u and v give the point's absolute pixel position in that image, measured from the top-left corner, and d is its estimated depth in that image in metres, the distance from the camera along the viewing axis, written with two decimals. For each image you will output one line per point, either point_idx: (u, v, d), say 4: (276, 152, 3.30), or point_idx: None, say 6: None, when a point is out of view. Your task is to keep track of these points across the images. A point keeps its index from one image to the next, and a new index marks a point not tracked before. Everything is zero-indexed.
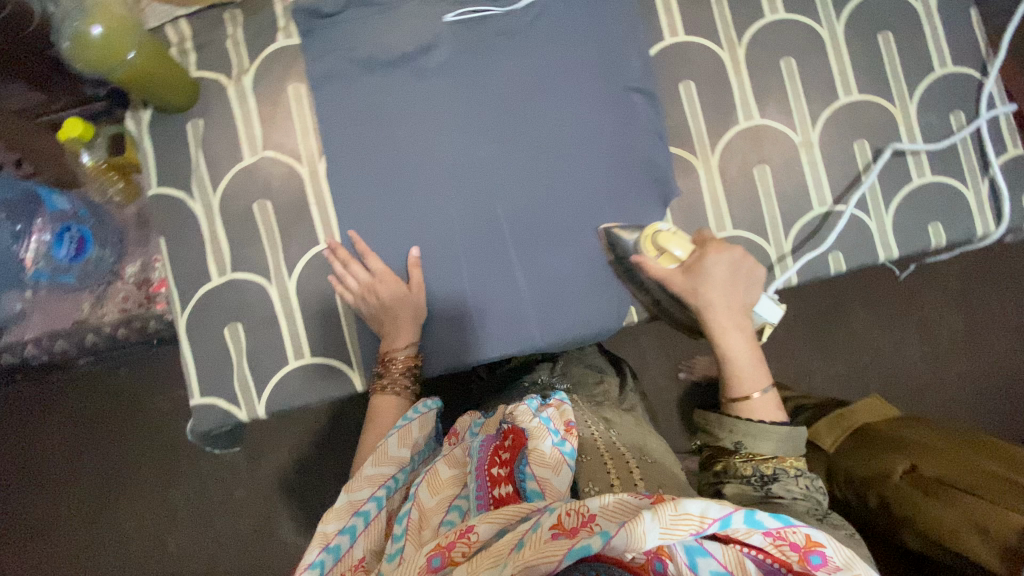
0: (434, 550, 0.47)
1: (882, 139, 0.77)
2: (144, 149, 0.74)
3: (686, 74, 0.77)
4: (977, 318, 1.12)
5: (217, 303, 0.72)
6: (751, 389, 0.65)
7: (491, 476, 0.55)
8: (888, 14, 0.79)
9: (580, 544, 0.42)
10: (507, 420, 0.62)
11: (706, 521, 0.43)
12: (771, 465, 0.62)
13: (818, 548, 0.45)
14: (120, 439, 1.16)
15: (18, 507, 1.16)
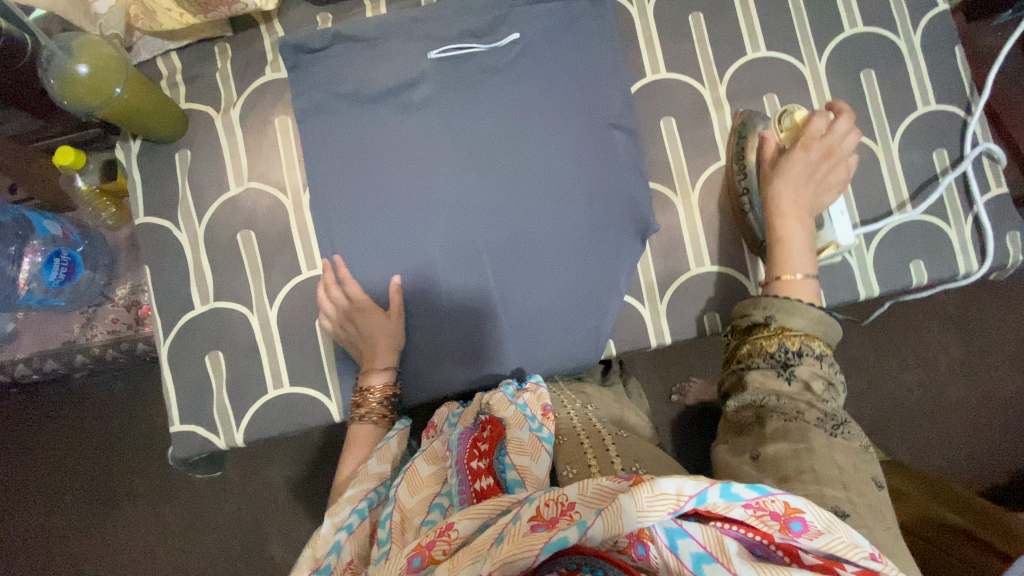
0: (414, 550, 0.46)
1: (862, 176, 0.78)
2: (132, 178, 0.75)
3: (667, 111, 0.78)
4: (969, 349, 1.11)
5: (199, 331, 0.73)
6: (796, 270, 0.64)
7: (472, 470, 0.55)
8: (869, 54, 0.79)
9: (557, 537, 0.40)
10: (485, 411, 0.65)
11: (683, 499, 0.40)
12: (799, 341, 0.59)
13: (798, 514, 0.40)
14: (109, 454, 1.17)
15: (8, 520, 1.18)
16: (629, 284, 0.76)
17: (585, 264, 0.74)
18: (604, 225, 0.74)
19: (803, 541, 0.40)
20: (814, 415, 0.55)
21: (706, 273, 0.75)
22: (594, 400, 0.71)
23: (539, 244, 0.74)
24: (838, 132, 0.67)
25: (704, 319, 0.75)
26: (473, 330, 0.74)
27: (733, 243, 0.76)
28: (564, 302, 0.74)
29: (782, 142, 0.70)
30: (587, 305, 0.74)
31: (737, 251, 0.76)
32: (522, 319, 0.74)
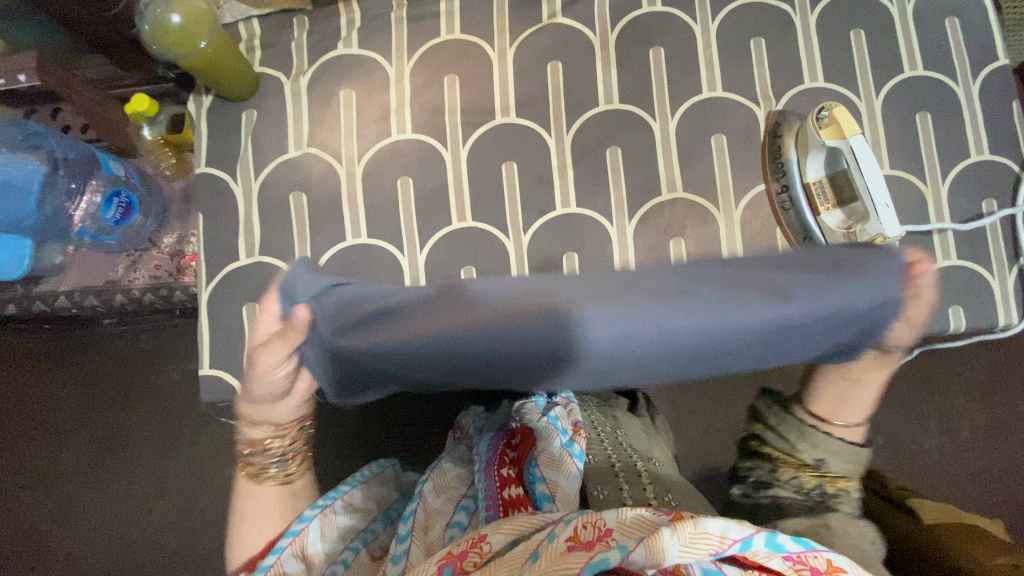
0: (445, 559, 0.47)
1: (909, 216, 0.77)
2: (199, 130, 0.79)
3: (719, 128, 0.78)
4: (996, 412, 1.08)
5: (241, 282, 0.76)
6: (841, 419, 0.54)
7: (501, 476, 0.60)
8: (926, 97, 0.80)
9: (597, 557, 0.40)
10: (518, 417, 0.72)
11: (726, 542, 0.41)
12: (836, 484, 0.55)
13: (837, 574, 0.41)
14: (127, 399, 1.20)
15: (21, 449, 1.21)
16: None
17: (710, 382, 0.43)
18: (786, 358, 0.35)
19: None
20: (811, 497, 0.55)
21: None
22: (624, 425, 0.75)
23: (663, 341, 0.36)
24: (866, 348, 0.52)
25: None
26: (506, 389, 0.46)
27: None
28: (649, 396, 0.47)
29: (812, 150, 0.73)
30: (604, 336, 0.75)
31: None
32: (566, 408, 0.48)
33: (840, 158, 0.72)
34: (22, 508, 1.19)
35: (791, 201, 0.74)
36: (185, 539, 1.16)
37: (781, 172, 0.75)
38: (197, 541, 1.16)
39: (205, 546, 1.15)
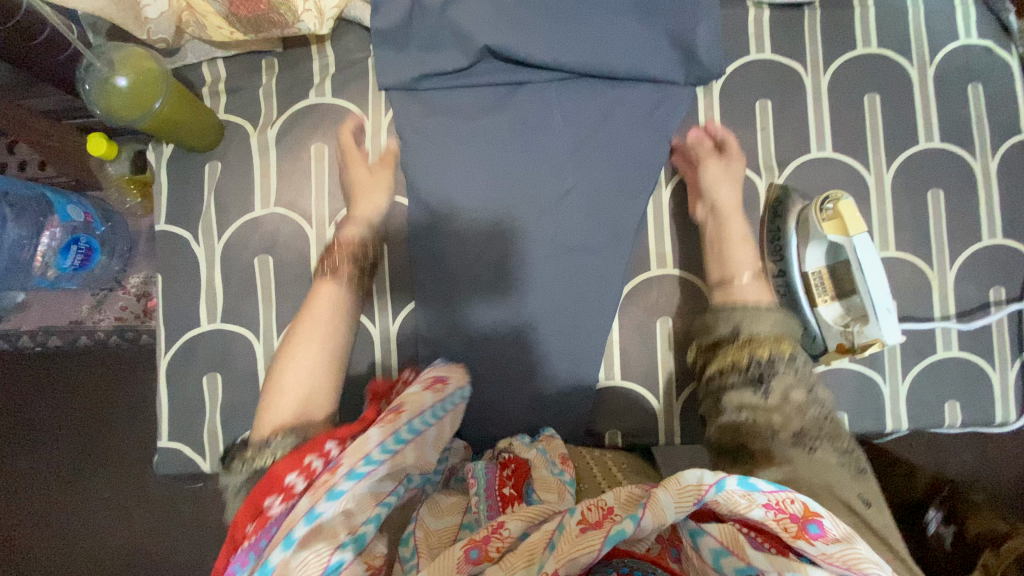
0: (469, 542, 0.45)
1: (912, 302, 0.73)
2: (159, 182, 0.73)
3: (716, 200, 0.73)
4: None
5: (201, 349, 0.71)
6: (741, 271, 0.67)
7: (503, 496, 0.54)
8: (937, 173, 0.74)
9: (614, 529, 0.41)
10: (507, 452, 0.62)
11: (705, 487, 0.43)
12: (768, 348, 0.59)
13: (816, 517, 0.42)
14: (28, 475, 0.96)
15: None
16: (644, 374, 0.73)
17: (553, 181, 0.72)
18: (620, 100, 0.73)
19: (819, 544, 0.42)
20: (790, 431, 0.55)
21: None
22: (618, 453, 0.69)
23: (616, 85, 0.73)
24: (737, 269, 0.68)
25: None
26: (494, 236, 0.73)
27: None
28: (513, 213, 0.73)
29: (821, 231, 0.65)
30: (565, 410, 0.72)
31: None
32: (486, 172, 0.73)
33: (843, 251, 0.65)
34: None
35: (786, 288, 0.68)
36: None
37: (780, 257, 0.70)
38: None
39: None
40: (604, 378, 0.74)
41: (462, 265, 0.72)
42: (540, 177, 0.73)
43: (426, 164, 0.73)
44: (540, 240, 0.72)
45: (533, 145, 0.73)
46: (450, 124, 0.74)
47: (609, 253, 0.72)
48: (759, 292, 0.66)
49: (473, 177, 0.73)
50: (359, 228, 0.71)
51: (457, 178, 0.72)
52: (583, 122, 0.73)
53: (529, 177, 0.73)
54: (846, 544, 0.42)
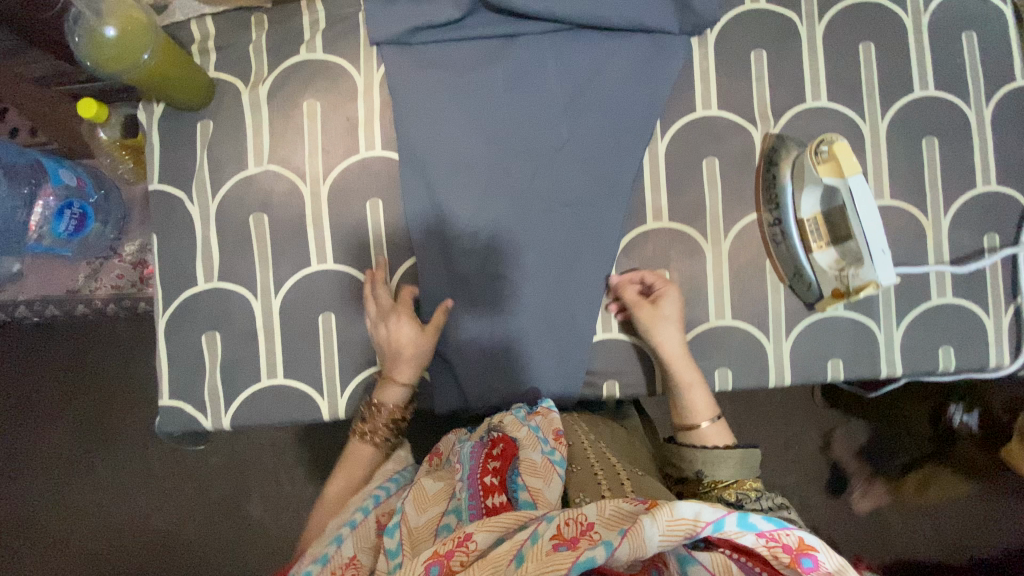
0: (432, 557, 0.46)
1: (907, 249, 0.73)
2: (150, 142, 0.73)
3: (712, 151, 0.73)
4: (939, 436, 1.17)
5: (200, 308, 0.72)
6: (701, 419, 0.67)
7: (484, 485, 0.55)
8: (933, 121, 0.74)
9: (584, 556, 0.42)
10: (497, 429, 0.65)
11: (699, 523, 0.43)
12: (733, 492, 0.62)
13: (810, 551, 0.43)
14: (120, 409, 1.20)
15: (20, 453, 1.20)
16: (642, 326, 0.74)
17: (552, 134, 0.73)
18: (615, 50, 0.73)
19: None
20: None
21: (723, 326, 0.72)
22: (608, 433, 0.74)
23: (609, 39, 0.73)
24: (696, 412, 0.67)
25: (715, 374, 0.72)
26: (493, 186, 0.72)
27: (759, 299, 0.72)
28: (509, 165, 0.73)
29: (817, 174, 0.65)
30: (563, 363, 0.73)
31: (762, 309, 0.72)
32: (481, 125, 0.73)
33: (838, 195, 0.66)
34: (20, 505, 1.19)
35: (782, 234, 0.70)
36: (191, 543, 1.19)
37: (775, 204, 0.70)
38: (190, 543, 1.19)
39: (188, 542, 1.19)
40: (602, 332, 0.74)
41: (458, 219, 0.72)
42: (534, 129, 0.73)
43: (421, 119, 0.72)
44: (532, 194, 0.72)
45: (526, 99, 0.73)
46: (445, 76, 0.73)
47: (603, 207, 0.72)
48: (719, 434, 0.67)
49: (465, 131, 0.73)
50: (410, 371, 0.69)
51: (453, 132, 0.73)
52: (575, 72, 0.73)
53: (523, 130, 0.73)
54: None
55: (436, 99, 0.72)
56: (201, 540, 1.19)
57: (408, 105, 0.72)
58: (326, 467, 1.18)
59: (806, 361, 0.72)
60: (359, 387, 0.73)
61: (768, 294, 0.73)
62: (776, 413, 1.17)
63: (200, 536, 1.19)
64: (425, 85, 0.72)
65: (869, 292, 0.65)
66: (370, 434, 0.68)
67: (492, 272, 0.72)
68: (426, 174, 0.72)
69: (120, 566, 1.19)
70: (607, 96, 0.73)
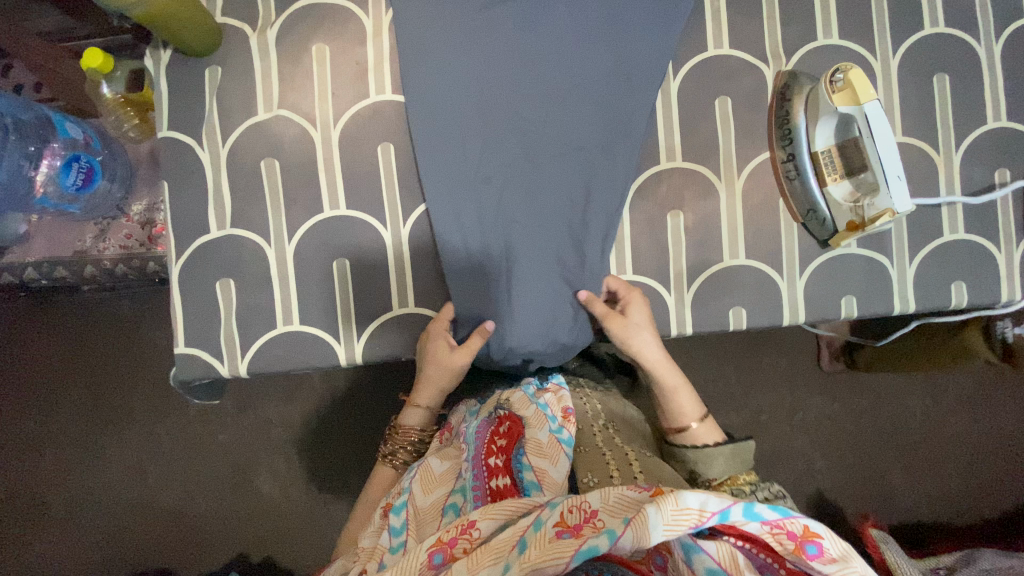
0: (435, 545, 0.48)
1: (919, 187, 0.73)
2: (157, 88, 0.72)
3: (724, 90, 0.73)
4: (942, 389, 1.18)
5: (213, 255, 0.72)
6: (690, 420, 0.69)
7: (489, 466, 0.58)
8: (945, 56, 0.74)
9: (587, 544, 0.43)
10: (504, 406, 0.66)
11: (705, 514, 0.43)
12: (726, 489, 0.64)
13: (815, 538, 0.44)
14: (129, 381, 1.20)
15: (30, 425, 1.20)
16: (656, 269, 0.73)
17: (564, 74, 0.72)
18: None
19: (815, 563, 0.44)
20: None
21: (737, 266, 0.73)
22: (613, 411, 0.76)
23: None
24: (683, 414, 0.69)
25: (729, 313, 0.73)
26: (504, 128, 0.72)
27: (773, 237, 0.72)
28: (521, 106, 0.72)
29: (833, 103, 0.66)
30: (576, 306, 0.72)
31: (776, 247, 0.73)
32: (491, 67, 0.72)
33: (853, 125, 0.66)
34: (31, 477, 1.20)
35: (796, 170, 0.69)
36: (204, 510, 1.19)
37: (788, 140, 0.70)
38: (204, 511, 1.19)
39: (202, 509, 1.19)
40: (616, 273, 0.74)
41: (469, 164, 0.72)
42: (545, 71, 0.72)
43: (431, 61, 0.72)
44: (546, 140, 0.72)
45: (536, 38, 0.72)
46: (455, 17, 0.72)
47: (614, 148, 0.72)
48: (710, 433, 0.69)
49: (477, 76, 0.72)
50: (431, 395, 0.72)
51: (464, 73, 0.72)
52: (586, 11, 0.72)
53: (535, 75, 0.72)
54: (841, 567, 0.44)
55: (446, 41, 0.72)
56: (214, 509, 1.19)
57: (417, 47, 0.72)
58: (337, 432, 1.18)
59: (820, 300, 0.73)
60: (375, 333, 0.73)
61: (781, 233, 0.73)
62: (784, 372, 1.18)
63: (213, 504, 1.19)
64: (434, 26, 0.72)
65: (886, 221, 0.66)
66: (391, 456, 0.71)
67: (507, 213, 0.71)
68: (436, 116, 0.72)
69: (133, 537, 1.19)
70: (618, 35, 0.72)
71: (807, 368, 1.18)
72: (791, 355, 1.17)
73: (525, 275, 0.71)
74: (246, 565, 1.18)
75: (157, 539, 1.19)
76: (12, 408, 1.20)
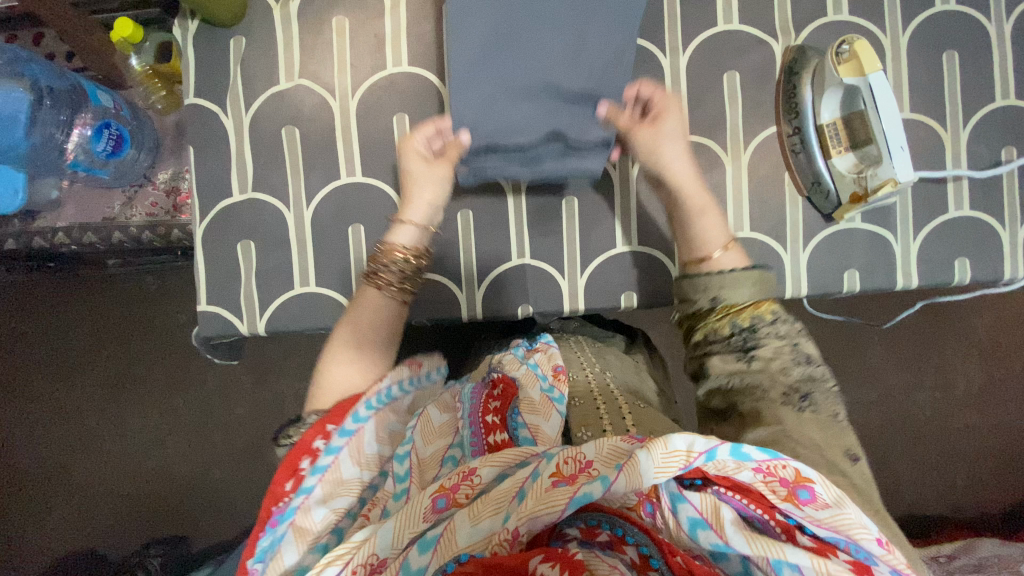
0: (439, 491, 0.48)
1: (925, 162, 0.74)
2: (185, 58, 0.75)
3: (733, 64, 0.74)
4: (948, 375, 1.18)
5: (236, 218, 0.75)
6: (712, 248, 0.64)
7: (486, 423, 0.57)
8: (954, 34, 0.74)
9: (582, 491, 0.43)
10: (496, 368, 0.66)
11: (693, 454, 0.44)
12: (749, 316, 0.58)
13: (807, 484, 0.45)
14: (151, 349, 1.24)
15: (57, 388, 1.25)
16: (661, 239, 0.75)
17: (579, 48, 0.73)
18: None
19: (807, 510, 0.44)
20: (780, 389, 0.55)
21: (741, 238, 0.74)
22: (609, 361, 0.74)
23: None
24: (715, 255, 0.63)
25: None
26: None
27: (778, 210, 0.74)
28: None
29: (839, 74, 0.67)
30: (582, 276, 0.75)
31: (780, 220, 0.74)
32: None
33: (858, 97, 0.67)
34: (58, 438, 1.25)
35: (802, 143, 0.71)
36: (222, 473, 1.24)
37: (795, 113, 0.72)
38: (221, 474, 1.24)
39: (220, 473, 1.24)
40: (621, 245, 0.75)
41: None
42: None
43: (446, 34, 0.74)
44: None
45: None
46: None
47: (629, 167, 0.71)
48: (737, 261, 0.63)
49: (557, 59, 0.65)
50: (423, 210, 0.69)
51: None
52: None
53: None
54: (834, 511, 0.44)
55: None
56: (231, 474, 1.24)
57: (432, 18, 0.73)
58: None
59: (823, 272, 0.74)
60: None
61: (786, 206, 0.74)
62: None
63: (230, 471, 1.24)
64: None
65: (886, 194, 0.68)
66: (376, 276, 0.67)
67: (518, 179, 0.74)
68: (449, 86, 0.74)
69: (152, 502, 1.24)
70: None
71: None
72: None
73: (540, 237, 0.75)
74: None
75: (176, 502, 1.24)
76: (40, 372, 1.25)
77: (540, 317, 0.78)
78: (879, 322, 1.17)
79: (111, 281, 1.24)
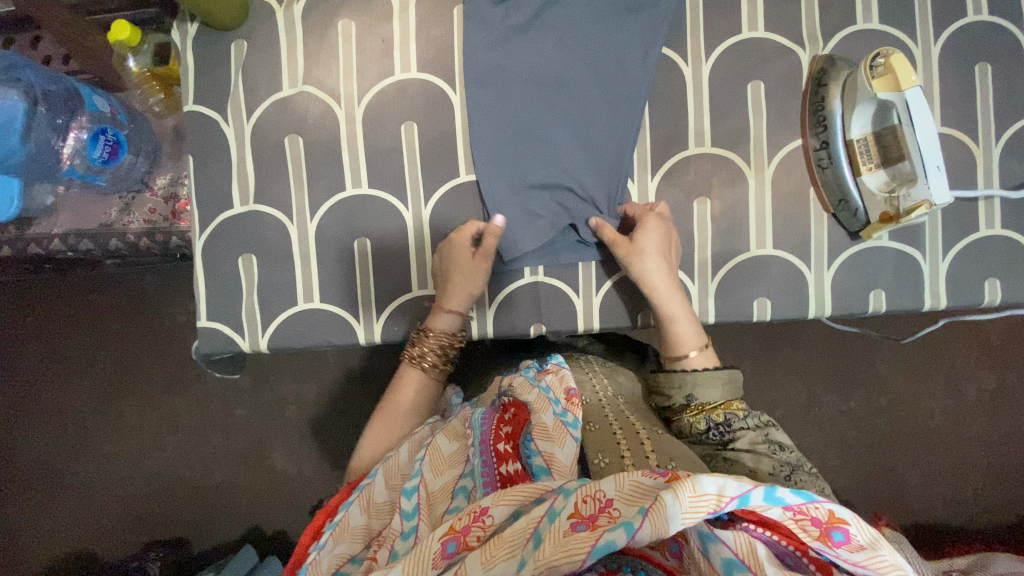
0: (448, 534, 0.46)
1: (956, 179, 0.71)
2: (184, 62, 0.72)
3: (757, 74, 0.71)
4: (964, 389, 1.16)
5: (237, 230, 0.72)
6: (689, 347, 0.64)
7: (497, 452, 0.54)
8: (990, 45, 0.71)
9: (604, 539, 0.40)
10: (508, 393, 0.62)
11: (724, 499, 0.41)
12: (721, 412, 0.60)
13: (841, 524, 0.42)
14: (150, 354, 1.22)
15: (54, 394, 1.23)
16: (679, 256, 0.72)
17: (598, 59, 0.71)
18: None
19: (841, 551, 0.41)
20: (764, 472, 0.54)
21: (763, 256, 0.71)
22: (622, 384, 0.71)
23: None
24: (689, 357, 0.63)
25: (754, 304, 0.71)
26: (533, 106, 0.70)
27: (802, 227, 0.71)
28: (552, 82, 0.70)
29: (872, 87, 0.64)
30: (597, 295, 0.73)
31: (804, 237, 0.71)
32: (525, 43, 0.70)
33: (892, 113, 0.64)
34: (55, 444, 1.23)
35: (829, 158, 0.68)
36: (222, 481, 1.22)
37: (823, 127, 0.69)
38: (222, 482, 1.22)
39: (220, 481, 1.22)
40: None
41: (496, 144, 0.71)
42: (570, 50, 0.70)
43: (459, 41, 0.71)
44: (575, 125, 0.70)
45: (565, 15, 0.70)
46: None
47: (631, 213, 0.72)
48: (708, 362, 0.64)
49: (594, 101, 0.70)
50: (463, 300, 0.68)
51: (493, 55, 0.71)
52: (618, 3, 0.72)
53: (565, 58, 0.70)
54: (868, 553, 0.41)
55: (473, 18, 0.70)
56: (232, 483, 1.22)
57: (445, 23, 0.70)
58: (353, 414, 1.19)
59: (847, 292, 0.71)
60: (394, 312, 0.72)
61: (811, 223, 0.71)
62: (804, 368, 1.15)
63: (231, 478, 1.22)
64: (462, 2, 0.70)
65: (920, 214, 0.64)
66: (420, 357, 0.67)
67: (534, 195, 0.70)
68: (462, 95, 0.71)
69: (151, 508, 1.22)
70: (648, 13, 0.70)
71: (827, 366, 1.15)
72: (813, 352, 1.15)
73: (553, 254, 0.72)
74: (260, 539, 1.21)
75: (176, 510, 1.22)
76: (36, 377, 1.23)
77: (553, 335, 0.75)
78: (897, 336, 1.14)
79: (110, 286, 1.21)
